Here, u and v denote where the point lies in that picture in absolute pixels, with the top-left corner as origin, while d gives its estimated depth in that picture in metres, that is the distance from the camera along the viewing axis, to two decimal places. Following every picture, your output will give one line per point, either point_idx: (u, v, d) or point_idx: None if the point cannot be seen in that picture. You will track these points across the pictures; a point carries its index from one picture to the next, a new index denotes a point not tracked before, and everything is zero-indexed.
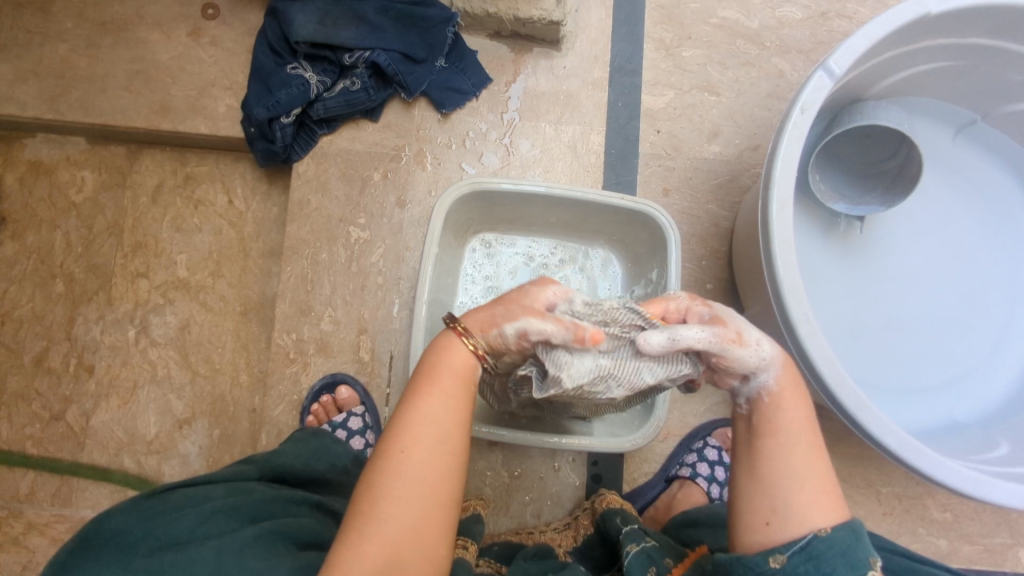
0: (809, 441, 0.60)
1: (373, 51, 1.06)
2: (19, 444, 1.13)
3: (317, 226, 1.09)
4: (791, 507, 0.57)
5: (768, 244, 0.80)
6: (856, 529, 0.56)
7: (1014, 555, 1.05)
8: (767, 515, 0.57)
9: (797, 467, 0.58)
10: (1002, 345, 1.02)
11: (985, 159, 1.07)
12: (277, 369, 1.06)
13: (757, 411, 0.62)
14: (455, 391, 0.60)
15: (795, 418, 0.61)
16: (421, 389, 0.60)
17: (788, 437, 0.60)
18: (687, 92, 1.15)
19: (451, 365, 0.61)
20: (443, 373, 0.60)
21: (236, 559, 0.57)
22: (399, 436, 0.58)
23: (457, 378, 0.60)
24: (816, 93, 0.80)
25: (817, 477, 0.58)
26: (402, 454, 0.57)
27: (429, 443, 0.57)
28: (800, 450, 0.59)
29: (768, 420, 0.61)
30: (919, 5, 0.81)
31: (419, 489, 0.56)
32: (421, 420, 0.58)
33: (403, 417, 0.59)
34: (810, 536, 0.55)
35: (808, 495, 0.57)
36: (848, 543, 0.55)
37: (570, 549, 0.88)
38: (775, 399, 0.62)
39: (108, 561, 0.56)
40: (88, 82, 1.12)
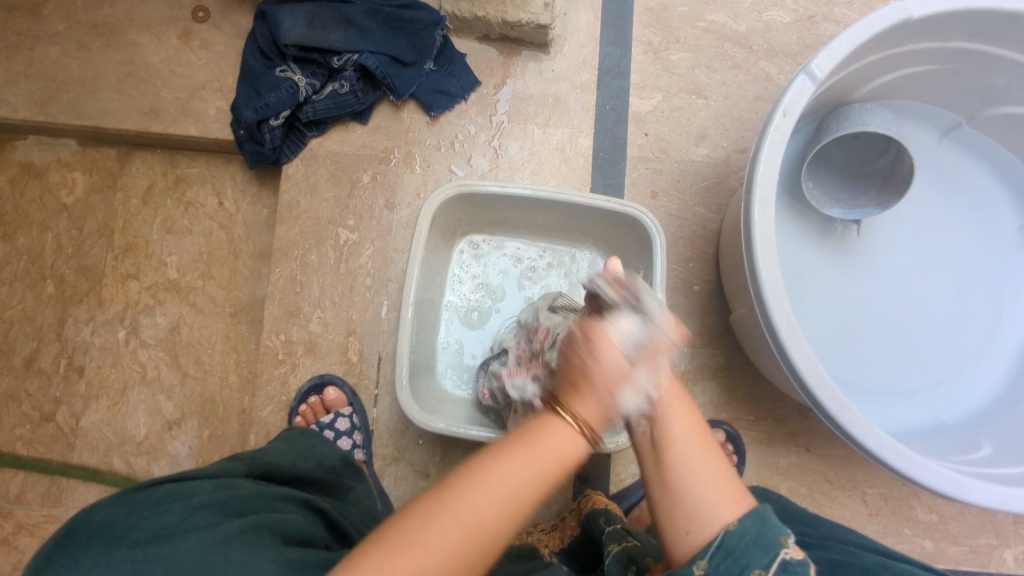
0: (702, 443, 0.56)
1: (361, 54, 1.06)
2: (9, 444, 1.13)
3: (306, 228, 1.09)
4: (700, 507, 0.53)
5: (750, 245, 0.80)
6: (763, 512, 0.53)
7: (999, 556, 1.05)
8: (685, 524, 0.53)
9: (699, 466, 0.54)
10: (987, 347, 1.02)
11: (970, 161, 1.07)
12: (266, 370, 1.06)
13: (649, 419, 0.56)
14: (561, 447, 0.52)
15: (684, 417, 0.57)
16: (517, 447, 0.52)
17: (685, 442, 0.56)
18: (675, 95, 1.16)
19: (559, 447, 0.52)
20: (545, 450, 0.52)
21: (223, 549, 0.57)
22: (465, 480, 0.50)
23: (554, 457, 0.52)
24: (798, 96, 0.81)
25: (716, 473, 0.55)
26: (474, 498, 0.49)
27: (495, 502, 0.49)
28: (697, 450, 0.55)
29: (660, 428, 0.56)
30: (900, 9, 0.82)
31: (471, 547, 0.48)
32: (496, 479, 0.50)
33: (504, 464, 0.50)
34: (721, 534, 0.52)
35: (714, 495, 0.53)
36: (756, 530, 0.52)
37: (555, 548, 0.89)
38: (660, 403, 0.56)
39: (93, 550, 0.54)
40: (79, 84, 1.13)
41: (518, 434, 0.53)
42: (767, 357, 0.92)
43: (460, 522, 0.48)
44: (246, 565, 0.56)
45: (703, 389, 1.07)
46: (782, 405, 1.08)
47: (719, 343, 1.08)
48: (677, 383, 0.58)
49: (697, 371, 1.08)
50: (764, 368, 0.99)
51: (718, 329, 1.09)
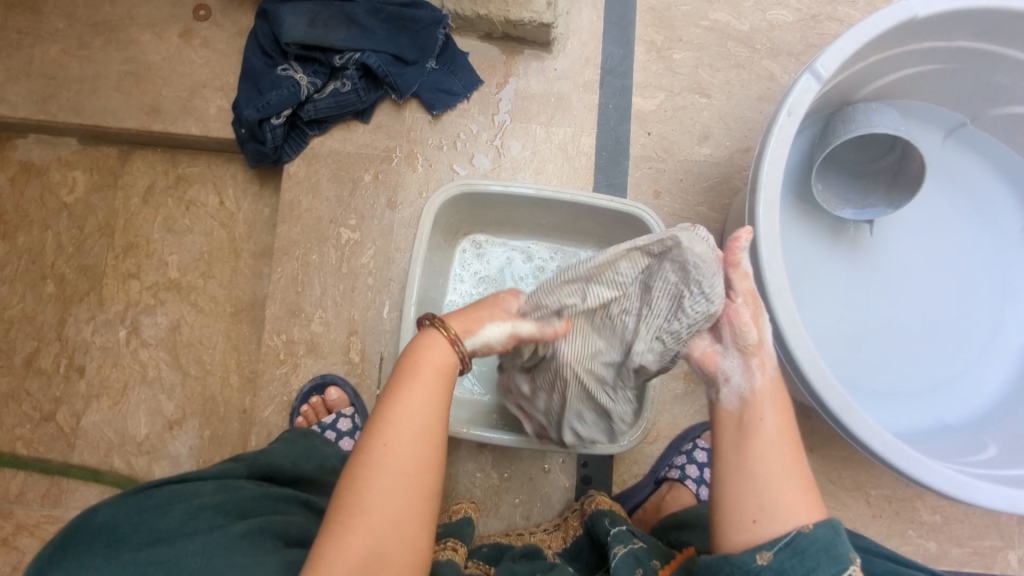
0: (791, 442, 0.60)
1: (363, 53, 1.06)
2: (9, 444, 1.13)
3: (308, 227, 1.09)
4: (776, 505, 0.57)
5: (754, 245, 0.80)
6: (835, 525, 0.56)
7: (1004, 557, 1.05)
8: (752, 512, 0.57)
9: (785, 466, 0.58)
10: (992, 347, 1.02)
11: (975, 160, 1.07)
12: (267, 370, 1.06)
13: (744, 407, 0.62)
14: (433, 383, 0.60)
15: (779, 417, 0.61)
16: (405, 383, 0.59)
17: (775, 436, 0.60)
18: (678, 94, 1.15)
19: (432, 358, 0.61)
20: (423, 366, 0.61)
21: (226, 555, 0.56)
22: (380, 426, 0.57)
23: (437, 370, 0.61)
24: (803, 96, 0.80)
25: (799, 477, 0.58)
26: (382, 443, 0.56)
27: (407, 436, 0.57)
28: (785, 450, 0.59)
29: (755, 416, 0.61)
30: (906, 7, 0.81)
31: (397, 482, 0.55)
32: (405, 418, 0.58)
33: (387, 410, 0.58)
34: (794, 533, 0.55)
35: (792, 494, 0.57)
36: (830, 540, 0.55)
37: (559, 549, 0.88)
38: (759, 397, 0.62)
39: (92, 555, 0.53)
40: (79, 83, 1.13)
41: (406, 366, 0.61)
42: None
43: (393, 472, 0.56)
44: (249, 571, 0.55)
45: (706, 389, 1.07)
46: None
47: None
48: (778, 380, 0.63)
49: None
50: None
51: None
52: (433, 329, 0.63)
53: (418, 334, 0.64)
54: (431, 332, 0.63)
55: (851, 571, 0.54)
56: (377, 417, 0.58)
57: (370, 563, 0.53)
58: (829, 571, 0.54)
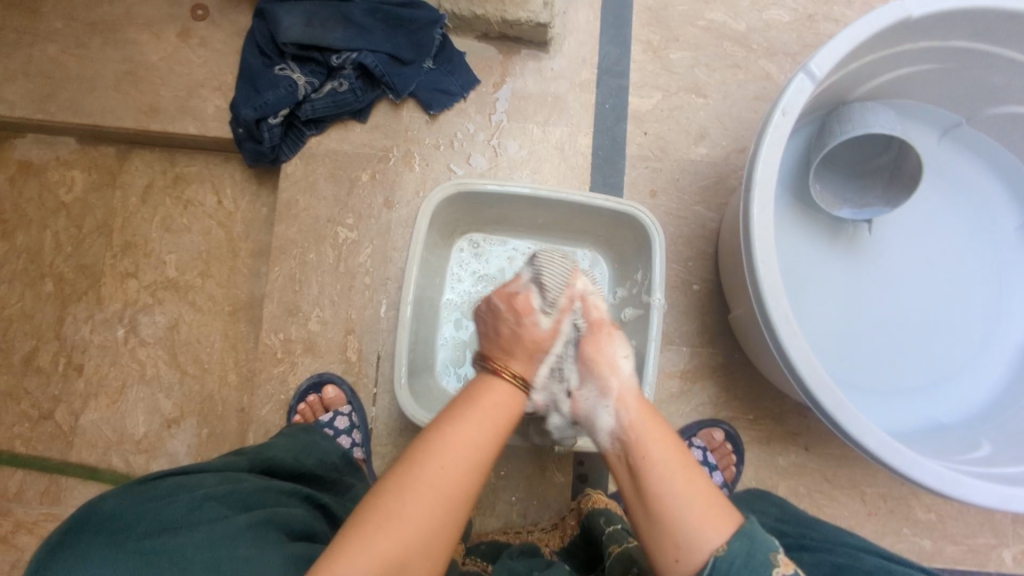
0: (679, 465, 0.61)
1: (360, 53, 1.06)
2: (8, 442, 1.13)
3: (305, 227, 1.09)
4: (686, 534, 0.57)
5: (749, 245, 0.80)
6: (752, 532, 0.56)
7: (998, 555, 1.05)
8: (673, 551, 0.57)
9: (680, 492, 0.59)
10: (986, 346, 1.02)
11: (970, 160, 1.07)
12: (265, 369, 1.06)
13: (626, 449, 0.65)
14: (499, 422, 0.63)
15: (664, 446, 0.63)
16: (462, 411, 0.63)
17: (662, 465, 0.61)
18: (675, 94, 1.15)
19: (497, 399, 0.65)
20: (489, 403, 0.64)
21: (229, 546, 0.57)
22: (432, 443, 0.59)
23: (502, 406, 0.65)
24: (798, 95, 0.81)
25: (701, 496, 0.59)
26: (439, 463, 0.57)
27: (460, 459, 0.58)
28: (678, 476, 0.60)
29: (641, 453, 0.63)
30: (900, 8, 0.81)
31: (440, 501, 0.56)
32: (454, 439, 0.59)
33: (451, 433, 0.60)
34: (712, 558, 0.55)
35: (698, 517, 0.57)
36: (747, 552, 0.54)
37: (555, 548, 0.89)
38: (637, 432, 0.65)
39: (99, 540, 0.53)
40: (78, 83, 1.13)
41: (465, 398, 0.65)
42: (766, 357, 0.93)
43: (435, 486, 0.56)
44: (253, 562, 0.56)
45: (701, 388, 1.07)
46: (781, 404, 1.08)
47: (718, 342, 1.08)
48: (645, 405, 0.68)
49: (697, 370, 1.08)
50: (763, 367, 0.99)
51: (717, 329, 1.09)
52: (496, 372, 0.68)
53: (482, 376, 0.69)
54: (495, 374, 0.68)
55: (777, 574, 0.53)
56: (436, 430, 0.60)
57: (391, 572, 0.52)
58: None
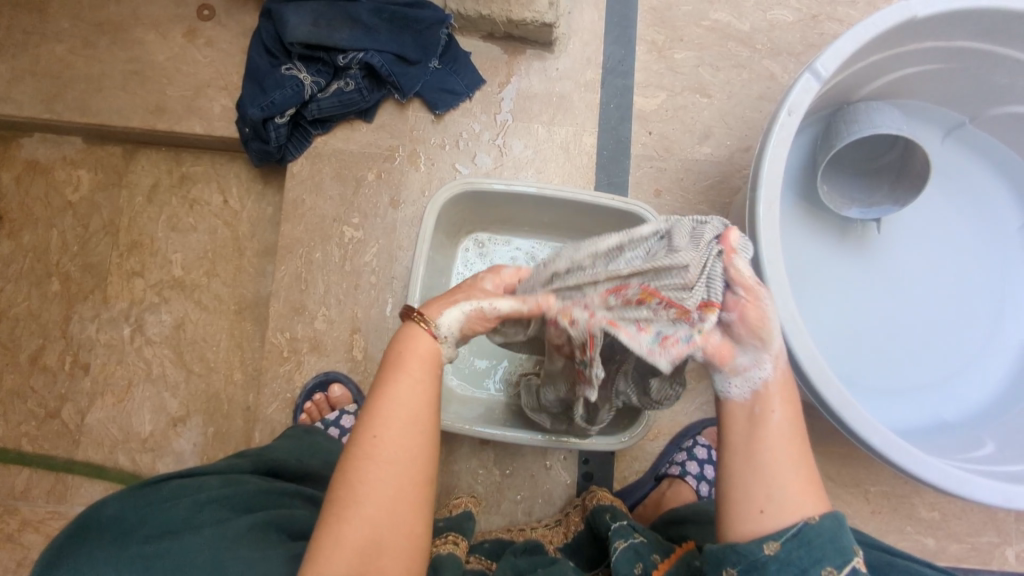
0: (798, 432, 0.58)
1: (366, 52, 1.07)
2: (15, 441, 1.14)
3: (311, 226, 1.10)
4: (784, 495, 0.55)
5: (754, 243, 0.81)
6: (840, 517, 0.56)
7: (1001, 553, 1.06)
8: (760, 503, 0.56)
9: (788, 457, 0.56)
10: (989, 344, 1.03)
11: (973, 160, 1.08)
12: (271, 368, 1.07)
13: (755, 400, 0.58)
14: (418, 374, 0.60)
15: (791, 406, 0.59)
16: (393, 373, 0.60)
17: (783, 426, 0.58)
18: (679, 94, 1.16)
19: (416, 353, 0.61)
20: (411, 358, 0.61)
21: (228, 551, 0.57)
22: (372, 416, 0.58)
23: (424, 362, 0.61)
24: (804, 95, 0.81)
25: (805, 466, 0.57)
26: (373, 437, 0.57)
27: (396, 429, 0.57)
28: (794, 442, 0.57)
29: (761, 409, 0.58)
30: (905, 8, 0.82)
31: (390, 474, 0.56)
32: (389, 410, 0.58)
33: (374, 405, 0.59)
34: (802, 524, 0.54)
35: (798, 484, 0.56)
36: (835, 531, 0.54)
37: (560, 545, 0.89)
38: (772, 388, 0.58)
39: (103, 545, 0.55)
40: (84, 82, 1.13)
41: (390, 356, 0.62)
42: None
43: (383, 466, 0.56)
44: (252, 565, 0.57)
45: (706, 387, 1.08)
46: None
47: None
48: (789, 373, 0.60)
49: (701, 369, 1.08)
50: None
51: None
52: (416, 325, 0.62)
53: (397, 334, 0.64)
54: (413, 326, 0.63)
55: (855, 562, 0.54)
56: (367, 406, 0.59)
57: (366, 552, 0.54)
58: (833, 562, 0.54)
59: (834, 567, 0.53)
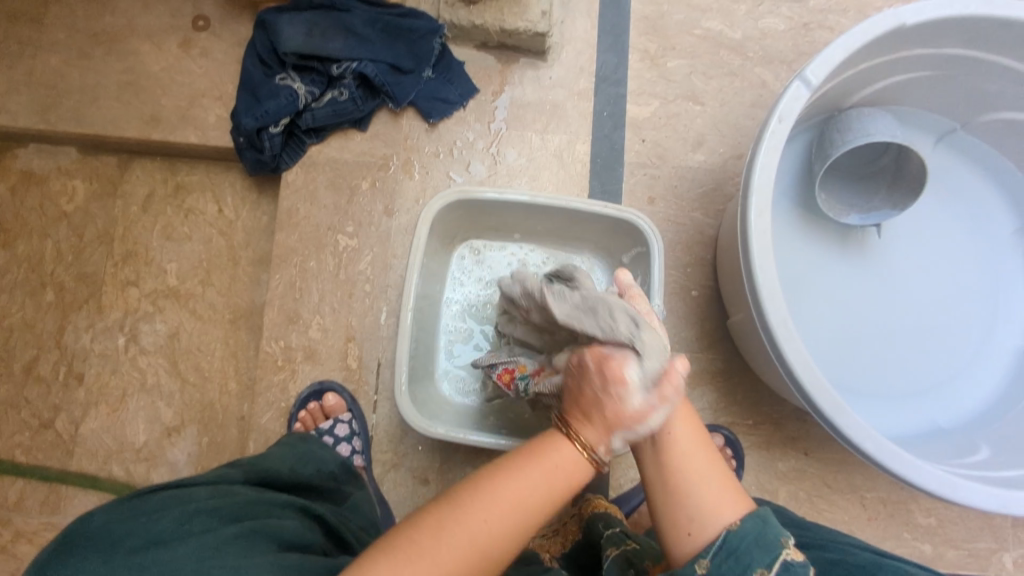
0: (700, 443, 0.64)
1: (360, 62, 1.08)
2: (8, 452, 1.13)
3: (305, 235, 1.10)
4: (701, 512, 0.60)
5: (746, 250, 0.81)
6: (763, 514, 0.60)
7: (999, 560, 1.06)
8: (685, 526, 0.60)
9: (696, 476, 0.62)
10: (983, 350, 1.03)
11: (964, 166, 1.08)
12: (265, 377, 1.07)
13: (654, 426, 0.65)
14: (558, 486, 0.61)
15: (689, 425, 0.65)
16: (531, 462, 0.61)
17: (685, 446, 0.63)
18: (672, 101, 1.17)
19: (565, 458, 0.62)
20: (563, 459, 0.62)
21: (218, 559, 0.57)
22: (492, 491, 0.58)
23: (569, 472, 0.62)
24: (793, 103, 0.82)
25: (717, 476, 0.62)
26: (483, 519, 0.57)
27: (509, 522, 0.57)
28: (699, 455, 0.63)
29: (666, 437, 0.64)
30: (894, 16, 0.83)
31: (483, 565, 0.56)
32: (526, 474, 0.60)
33: (504, 489, 0.58)
34: (724, 534, 0.58)
35: (711, 495, 0.61)
36: (757, 530, 0.58)
37: (557, 555, 0.89)
38: (670, 421, 0.64)
39: (84, 561, 0.54)
40: (79, 93, 1.14)
41: (531, 449, 0.63)
42: (765, 362, 0.93)
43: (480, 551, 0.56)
44: (240, 572, 0.56)
45: (701, 394, 1.08)
46: (780, 410, 1.08)
47: (716, 348, 1.09)
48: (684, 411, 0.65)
49: (696, 376, 1.08)
50: (763, 373, 0.99)
51: (716, 334, 1.09)
52: (562, 433, 0.64)
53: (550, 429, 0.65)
54: (560, 436, 0.64)
55: (784, 554, 0.58)
56: (491, 481, 0.59)
57: None
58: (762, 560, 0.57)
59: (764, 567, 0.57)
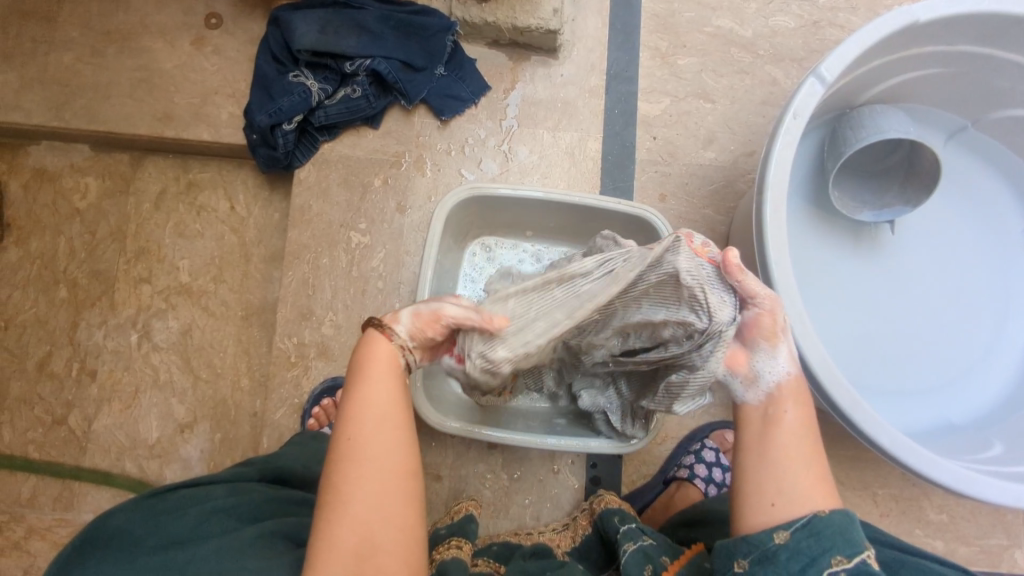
0: (811, 432, 0.64)
1: (374, 59, 1.08)
2: (21, 448, 1.13)
3: (318, 231, 1.10)
4: (796, 489, 0.60)
5: (762, 245, 0.81)
6: (852, 515, 0.58)
7: (1010, 556, 1.06)
8: (771, 496, 0.60)
9: (802, 457, 0.61)
10: (994, 347, 1.03)
11: (976, 163, 1.08)
12: (278, 373, 1.07)
13: (768, 401, 0.65)
14: (383, 374, 0.63)
15: (802, 411, 0.65)
16: (358, 380, 0.63)
17: (795, 428, 0.64)
18: (683, 99, 1.17)
19: (379, 352, 0.64)
20: (371, 361, 0.63)
21: (239, 556, 0.57)
22: (351, 420, 0.60)
23: (385, 364, 0.64)
24: (808, 99, 0.82)
25: (818, 464, 0.61)
26: (348, 439, 0.59)
27: (375, 431, 0.60)
28: (808, 441, 0.63)
29: (776, 413, 0.65)
30: (908, 12, 0.83)
31: (377, 471, 0.58)
32: (366, 400, 0.61)
33: (347, 411, 0.61)
34: (811, 515, 0.58)
35: (811, 480, 0.60)
36: (845, 524, 0.57)
37: (568, 548, 0.90)
38: (784, 392, 0.65)
39: (106, 558, 0.56)
40: (92, 90, 1.14)
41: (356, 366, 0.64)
42: None
43: (361, 463, 0.58)
44: (261, 567, 0.57)
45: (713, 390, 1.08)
46: None
47: None
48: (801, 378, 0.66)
49: None
50: None
51: None
52: (376, 330, 0.65)
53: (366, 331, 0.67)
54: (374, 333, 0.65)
55: (866, 556, 0.55)
56: (342, 415, 0.61)
57: (365, 549, 0.55)
58: (842, 552, 0.56)
59: (843, 556, 0.55)
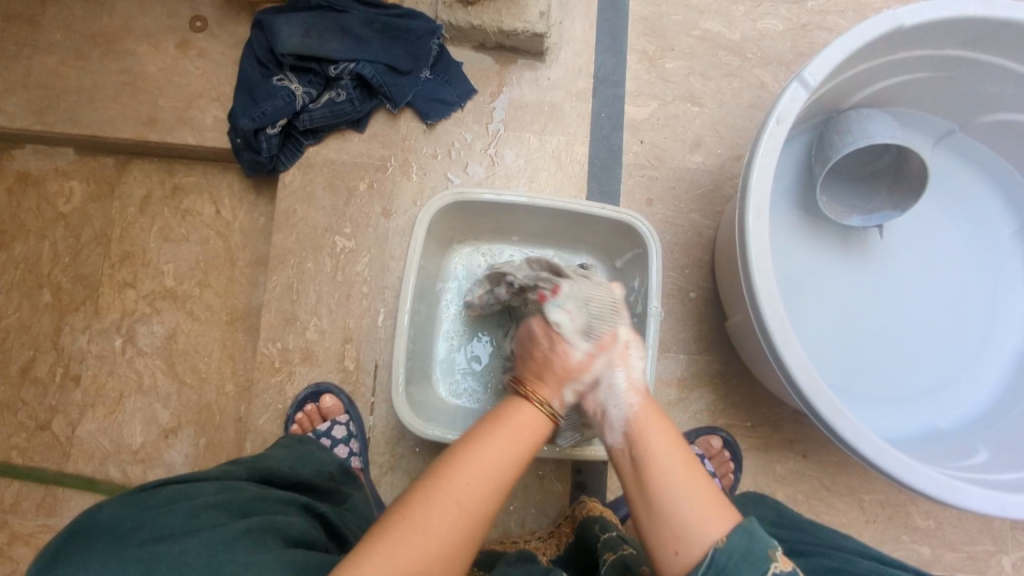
0: (685, 459, 0.62)
1: (358, 63, 1.07)
2: (4, 453, 1.13)
3: (303, 236, 1.10)
4: (689, 526, 0.57)
5: (745, 251, 0.81)
6: (749, 524, 0.56)
7: (997, 562, 1.05)
8: (672, 545, 0.57)
9: (681, 485, 0.59)
10: (982, 352, 1.03)
11: (963, 167, 1.08)
12: (262, 379, 1.06)
13: (631, 442, 0.65)
14: (519, 439, 0.63)
15: (667, 440, 0.64)
16: (493, 429, 0.63)
17: (664, 459, 0.62)
18: (670, 102, 1.16)
19: (524, 418, 0.65)
20: (516, 423, 0.64)
21: (230, 552, 0.56)
22: (462, 458, 0.59)
23: (525, 428, 0.64)
24: (792, 104, 0.81)
25: (702, 488, 0.59)
26: (459, 474, 0.58)
27: (482, 478, 0.58)
28: (680, 467, 0.61)
29: (643, 453, 0.63)
30: (892, 17, 0.82)
31: (462, 517, 0.56)
32: (488, 457, 0.60)
33: (465, 449, 0.60)
34: (711, 552, 0.55)
35: (698, 509, 0.58)
36: (745, 545, 0.54)
37: (553, 557, 0.89)
38: (639, 427, 0.65)
39: (97, 551, 0.54)
40: (76, 94, 1.14)
41: (492, 416, 0.65)
42: (763, 364, 0.93)
43: (457, 504, 0.56)
44: (253, 566, 0.56)
45: (699, 396, 1.07)
46: (779, 411, 1.08)
47: (714, 350, 1.09)
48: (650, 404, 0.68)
49: (694, 378, 1.08)
50: (762, 375, 0.98)
51: (714, 337, 1.09)
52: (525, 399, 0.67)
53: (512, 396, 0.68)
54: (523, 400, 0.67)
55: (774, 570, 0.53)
56: (460, 447, 0.60)
57: None
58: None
59: None
